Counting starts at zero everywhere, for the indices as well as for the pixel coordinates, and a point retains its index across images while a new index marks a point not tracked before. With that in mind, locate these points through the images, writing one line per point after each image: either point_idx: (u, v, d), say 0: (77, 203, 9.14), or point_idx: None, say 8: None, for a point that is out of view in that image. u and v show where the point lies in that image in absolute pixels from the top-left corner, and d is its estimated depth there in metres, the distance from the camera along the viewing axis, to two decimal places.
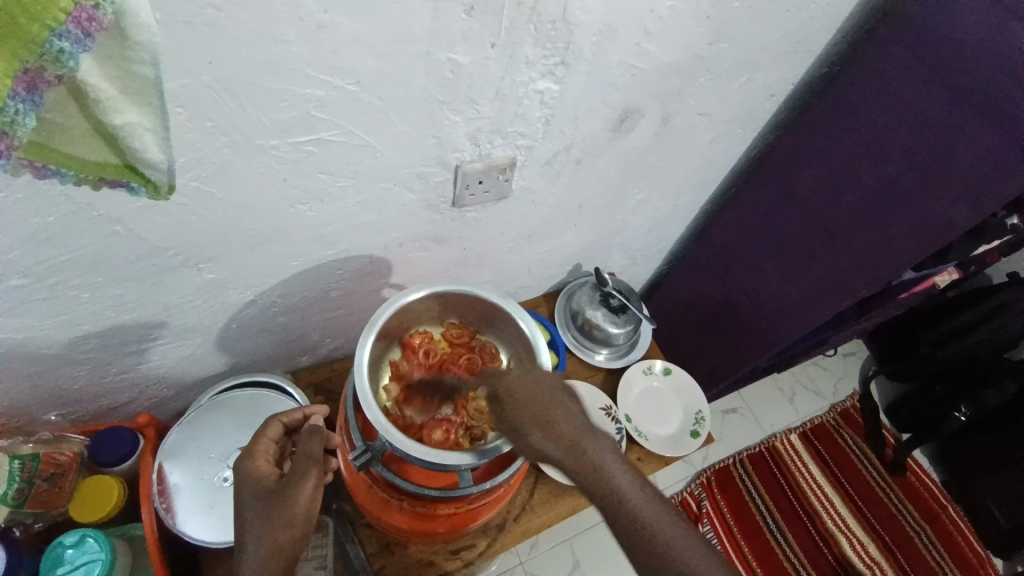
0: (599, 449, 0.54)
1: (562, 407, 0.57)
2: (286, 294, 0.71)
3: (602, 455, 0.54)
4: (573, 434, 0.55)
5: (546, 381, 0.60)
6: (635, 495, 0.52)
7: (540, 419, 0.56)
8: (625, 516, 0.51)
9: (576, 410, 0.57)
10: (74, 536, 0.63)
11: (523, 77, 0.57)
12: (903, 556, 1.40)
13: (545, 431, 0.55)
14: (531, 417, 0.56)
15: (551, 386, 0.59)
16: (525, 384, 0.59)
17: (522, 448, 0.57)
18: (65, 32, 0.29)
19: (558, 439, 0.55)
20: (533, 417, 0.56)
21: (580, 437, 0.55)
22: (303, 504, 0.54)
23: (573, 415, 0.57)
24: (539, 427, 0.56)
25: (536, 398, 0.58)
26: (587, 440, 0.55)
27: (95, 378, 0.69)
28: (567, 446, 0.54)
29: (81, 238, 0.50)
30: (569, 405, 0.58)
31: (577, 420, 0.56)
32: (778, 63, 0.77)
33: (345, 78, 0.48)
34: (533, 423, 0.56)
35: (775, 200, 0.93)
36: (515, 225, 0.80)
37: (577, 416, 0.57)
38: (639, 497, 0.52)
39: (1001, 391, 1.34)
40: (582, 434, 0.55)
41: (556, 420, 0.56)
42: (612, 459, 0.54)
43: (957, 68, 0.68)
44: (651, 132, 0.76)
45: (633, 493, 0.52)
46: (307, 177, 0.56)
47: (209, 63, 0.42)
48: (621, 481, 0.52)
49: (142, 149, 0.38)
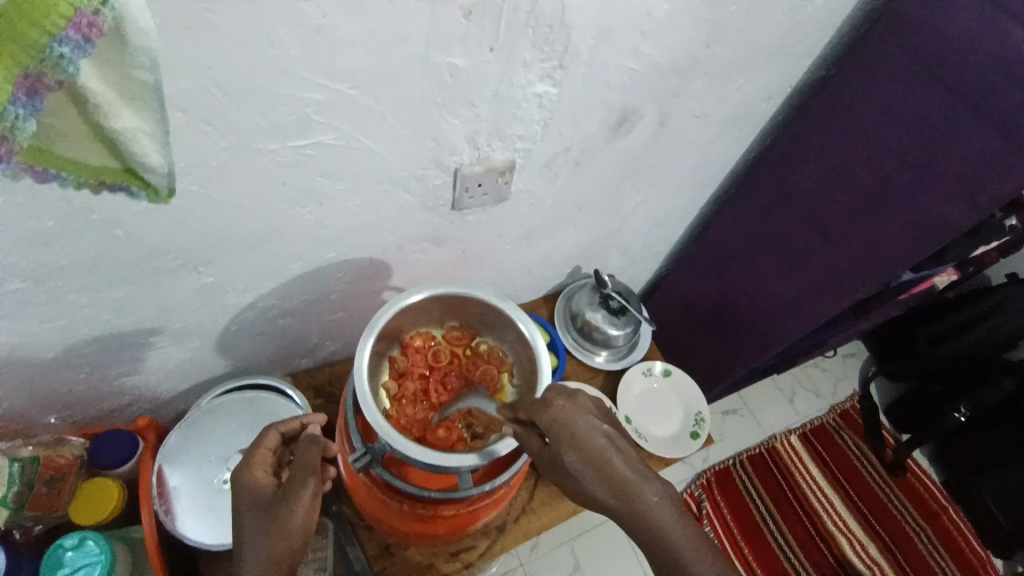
0: (650, 495, 0.54)
1: (613, 447, 0.56)
2: (285, 297, 0.71)
3: (654, 502, 0.54)
4: (624, 478, 0.55)
5: (592, 415, 0.57)
6: (686, 543, 0.53)
7: (591, 459, 0.55)
8: (673, 562, 0.53)
9: (628, 448, 0.57)
10: (74, 539, 0.63)
11: (520, 80, 0.57)
12: (903, 556, 1.40)
13: (596, 471, 0.55)
14: (582, 456, 0.55)
15: (598, 421, 0.57)
16: (574, 419, 0.56)
17: (569, 485, 0.57)
18: (65, 38, 0.29)
19: (610, 483, 0.55)
20: (584, 456, 0.55)
21: (633, 483, 0.55)
22: (300, 515, 0.54)
23: (625, 457, 0.56)
24: (591, 468, 0.55)
25: (586, 433, 0.56)
26: (640, 486, 0.55)
27: (95, 381, 0.69)
28: (619, 491, 0.54)
29: (81, 241, 0.51)
30: (619, 444, 0.57)
31: (629, 462, 0.56)
32: (775, 65, 0.77)
33: (343, 82, 0.48)
34: (585, 464, 0.55)
35: (773, 201, 0.93)
36: (513, 227, 0.80)
37: (628, 457, 0.56)
38: (689, 544, 0.53)
39: (999, 389, 1.36)
40: (634, 476, 0.55)
41: (607, 461, 0.55)
42: (664, 505, 0.54)
43: (950, 66, 0.69)
44: (649, 133, 0.76)
45: (684, 541, 0.53)
46: (306, 180, 0.56)
47: (207, 67, 0.42)
48: (672, 529, 0.53)
49: (142, 153, 0.38)
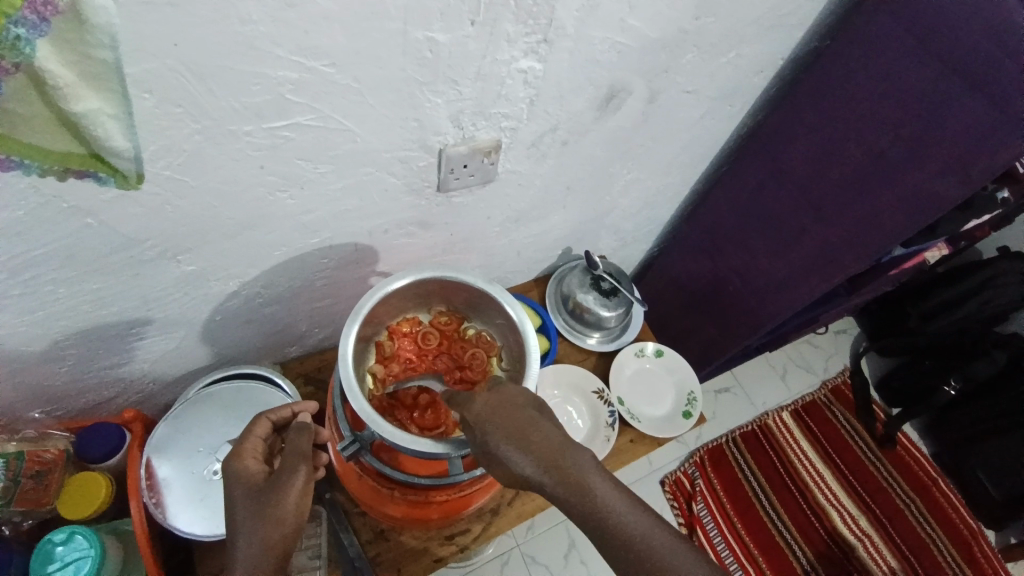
0: (577, 461, 0.52)
1: (537, 424, 0.55)
2: (270, 285, 0.70)
3: (583, 468, 0.52)
4: (550, 451, 0.53)
5: (521, 404, 0.57)
6: (618, 506, 0.50)
7: (518, 439, 0.53)
8: (607, 530, 0.49)
9: (552, 425, 0.55)
10: (64, 534, 0.62)
11: (504, 56, 0.55)
12: (892, 529, 1.42)
13: (521, 448, 0.53)
14: (507, 436, 0.54)
15: (523, 405, 0.56)
16: (501, 408, 0.56)
17: (502, 472, 0.54)
18: (21, 18, 0.30)
19: (538, 457, 0.52)
20: (507, 434, 0.54)
21: (559, 451, 0.52)
22: (293, 501, 0.53)
23: (548, 429, 0.54)
24: (517, 445, 0.53)
25: (512, 417, 0.55)
26: (567, 456, 0.52)
27: (77, 375, 0.68)
28: (548, 466, 0.52)
29: (52, 231, 0.49)
30: (546, 422, 0.55)
31: (554, 435, 0.54)
32: (764, 38, 0.75)
33: (318, 59, 0.46)
34: (511, 443, 0.53)
35: (763, 178, 0.92)
36: (503, 209, 0.78)
37: (553, 430, 0.54)
38: (619, 507, 0.50)
39: (990, 361, 1.36)
40: (563, 449, 0.53)
41: (532, 435, 0.53)
42: (593, 472, 0.51)
43: (946, 38, 0.67)
44: (639, 110, 0.75)
45: (617, 505, 0.50)
46: (284, 164, 0.54)
47: (173, 44, 0.40)
48: (605, 495, 0.50)
49: (107, 137, 0.39)
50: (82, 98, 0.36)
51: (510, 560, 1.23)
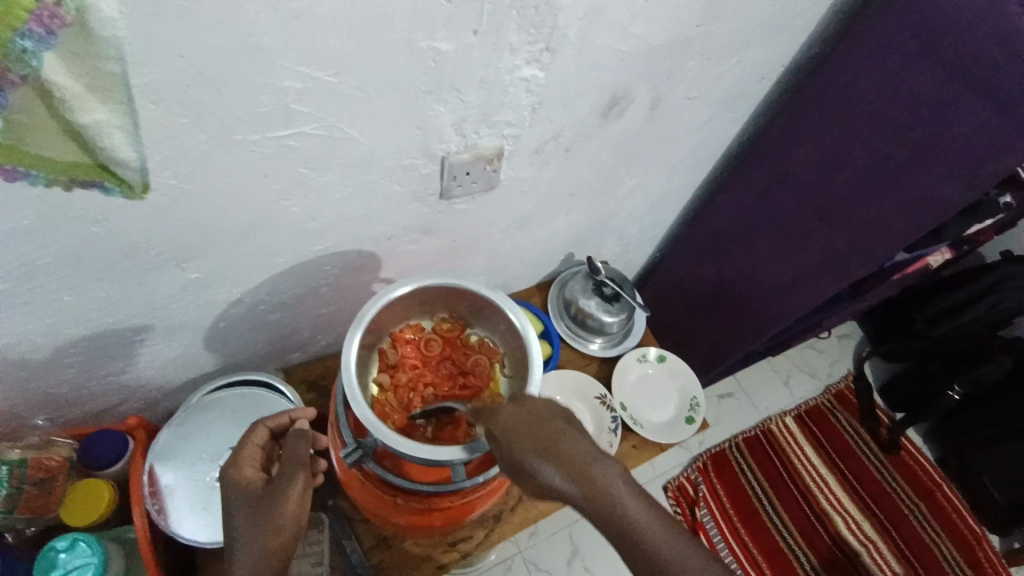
0: (608, 476, 0.52)
1: (566, 435, 0.55)
2: (274, 291, 0.70)
3: (614, 483, 0.52)
4: (580, 463, 0.53)
5: (548, 415, 0.56)
6: (648, 521, 0.51)
7: (547, 452, 0.53)
8: (640, 549, 0.50)
9: (581, 436, 0.55)
10: (66, 541, 0.62)
11: (508, 64, 0.55)
12: (897, 534, 1.41)
13: (552, 463, 0.52)
14: (536, 448, 0.53)
15: (549, 416, 0.56)
16: (528, 420, 0.56)
17: (531, 486, 0.54)
18: (28, 31, 0.30)
19: (568, 470, 0.52)
20: (536, 447, 0.53)
21: (590, 466, 0.53)
22: (291, 507, 0.54)
23: (577, 441, 0.54)
24: (547, 458, 0.53)
25: (539, 428, 0.55)
26: (597, 468, 0.52)
27: (82, 382, 0.68)
28: (578, 479, 0.52)
29: (60, 240, 0.49)
30: (573, 432, 0.55)
31: (583, 447, 0.54)
32: (766, 44, 0.75)
33: (323, 69, 0.47)
34: (540, 456, 0.53)
35: (767, 182, 0.92)
36: (506, 214, 0.78)
37: (582, 442, 0.54)
38: (649, 521, 0.51)
39: (997, 367, 1.35)
40: (591, 460, 0.53)
41: (561, 448, 0.53)
42: (624, 487, 0.52)
43: (949, 42, 0.67)
44: (642, 117, 0.75)
45: (646, 518, 0.51)
46: (289, 172, 0.54)
47: (179, 55, 0.40)
48: (634, 509, 0.51)
49: (114, 147, 0.40)
50: (91, 109, 0.36)
51: (513, 565, 1.23)
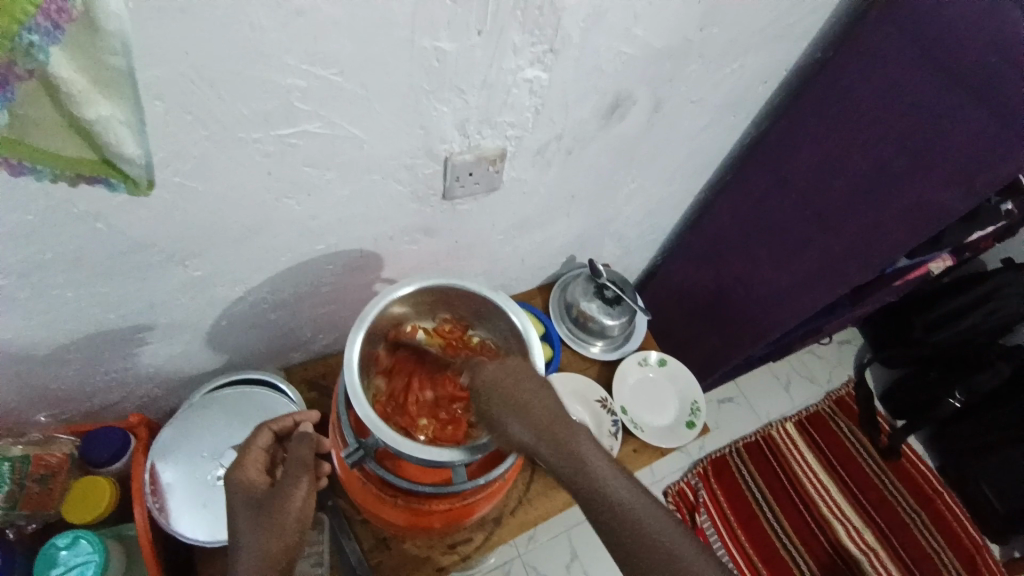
0: (569, 427, 0.57)
1: (533, 389, 0.59)
2: (276, 290, 0.70)
3: (574, 433, 0.57)
4: (546, 419, 0.57)
5: (524, 374, 0.60)
6: (607, 475, 0.55)
7: (517, 406, 0.57)
8: (596, 499, 0.54)
9: (548, 392, 0.59)
10: (67, 538, 0.62)
11: (511, 65, 0.56)
12: (897, 542, 1.41)
13: (517, 413, 0.57)
14: (508, 403, 0.58)
15: (524, 374, 0.60)
16: (502, 376, 0.60)
17: (501, 438, 0.58)
18: (35, 25, 0.31)
19: (535, 425, 0.57)
20: (508, 402, 0.58)
21: (552, 418, 0.57)
22: (295, 511, 0.54)
23: (544, 397, 0.58)
24: (516, 412, 0.57)
25: (512, 385, 0.59)
26: (561, 426, 0.57)
27: (83, 379, 0.68)
28: (542, 434, 0.56)
29: (62, 235, 0.49)
30: (544, 391, 0.59)
31: (551, 406, 0.58)
32: (768, 49, 0.76)
33: (327, 67, 0.47)
34: (511, 409, 0.57)
35: (767, 188, 0.92)
36: (508, 216, 0.79)
37: (551, 401, 0.59)
38: (607, 474, 0.55)
39: (994, 373, 1.35)
40: (558, 419, 0.57)
41: (527, 400, 0.58)
42: (585, 443, 0.56)
43: (948, 50, 0.67)
44: (643, 120, 0.75)
45: (604, 473, 0.55)
46: (291, 170, 0.54)
47: (184, 52, 0.41)
48: (594, 463, 0.55)
49: (118, 142, 0.40)
50: (97, 105, 0.37)
51: (512, 569, 1.22)
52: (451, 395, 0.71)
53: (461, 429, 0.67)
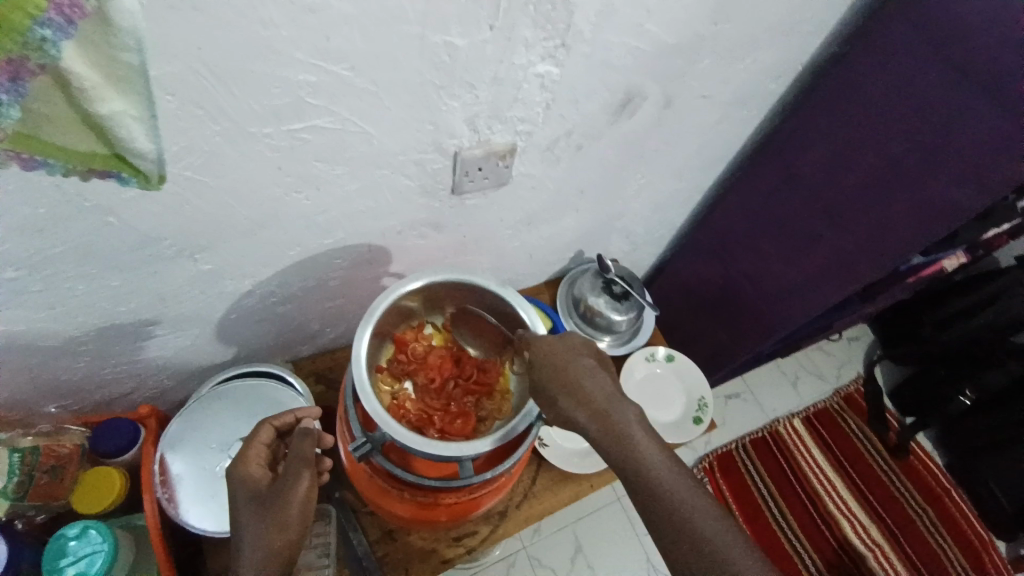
0: (622, 411, 0.56)
1: (588, 371, 0.59)
2: (284, 284, 0.70)
3: (627, 418, 0.56)
4: (598, 401, 0.57)
5: (580, 354, 0.60)
6: (657, 460, 0.54)
7: (568, 386, 0.58)
8: (641, 482, 0.53)
9: (603, 373, 0.59)
10: (77, 528, 0.63)
11: (521, 61, 0.55)
12: (904, 539, 1.40)
13: (573, 396, 0.57)
14: (560, 381, 0.58)
15: (578, 354, 0.60)
16: (558, 353, 0.60)
17: (552, 415, 0.58)
18: (47, 19, 0.31)
19: (587, 406, 0.56)
20: (561, 379, 0.58)
21: (607, 403, 0.57)
22: (297, 507, 0.54)
23: (598, 378, 0.58)
24: (568, 391, 0.57)
25: (567, 362, 0.59)
26: (613, 408, 0.56)
27: (94, 370, 0.69)
28: (595, 414, 0.56)
29: (73, 229, 0.50)
30: (597, 372, 0.59)
31: (604, 387, 0.58)
32: (782, 44, 0.75)
33: (337, 63, 0.47)
34: (563, 388, 0.57)
35: (777, 184, 0.91)
36: (516, 211, 0.78)
37: (604, 383, 0.58)
38: (658, 458, 0.54)
39: (1004, 371, 1.34)
40: (610, 401, 0.57)
41: (583, 382, 0.58)
42: (637, 427, 0.56)
43: (963, 46, 0.66)
44: (654, 115, 0.74)
45: (653, 457, 0.54)
46: (301, 165, 0.54)
47: (195, 48, 0.40)
48: (643, 447, 0.54)
49: (130, 138, 0.40)
50: (108, 99, 0.37)
51: (516, 562, 1.23)
52: (466, 387, 0.72)
53: (469, 425, 0.68)
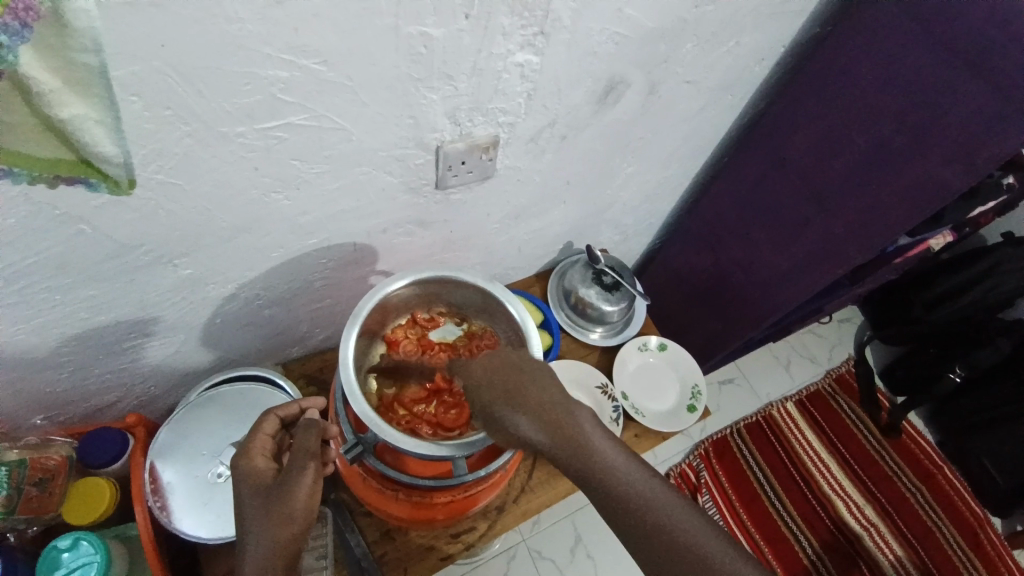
0: (573, 415, 0.55)
1: (531, 378, 0.57)
2: (269, 286, 0.69)
3: (579, 423, 0.54)
4: (548, 408, 0.55)
5: (528, 366, 0.58)
6: (614, 459, 0.53)
7: (515, 400, 0.55)
8: (602, 483, 0.52)
9: (548, 378, 0.57)
10: (68, 540, 0.62)
11: (500, 50, 0.54)
12: (898, 517, 1.42)
13: (520, 406, 0.55)
14: (506, 398, 0.56)
15: (523, 367, 0.58)
16: (502, 368, 0.58)
17: (501, 434, 0.56)
18: (5, 24, 0.32)
19: (537, 417, 0.54)
20: (505, 396, 0.56)
21: (557, 410, 0.55)
22: (302, 500, 0.53)
23: (544, 384, 0.57)
24: (513, 405, 0.55)
25: (511, 376, 0.57)
26: (564, 414, 0.55)
27: (77, 382, 0.67)
28: (547, 424, 0.54)
29: (46, 239, 0.48)
30: (542, 379, 0.57)
31: (551, 394, 0.56)
32: (764, 26, 0.74)
33: (309, 58, 0.45)
34: (508, 403, 0.55)
35: (765, 169, 0.91)
36: (503, 204, 0.77)
37: (550, 390, 0.56)
38: (615, 459, 0.53)
39: (994, 351, 1.34)
40: (560, 408, 0.55)
41: (528, 392, 0.56)
42: (590, 429, 0.54)
43: (948, 23, 0.66)
44: (638, 102, 0.73)
45: (613, 456, 0.53)
46: (278, 165, 0.53)
47: (160, 45, 0.39)
48: (599, 449, 0.53)
49: (95, 142, 0.41)
50: (68, 103, 0.38)
51: (517, 554, 1.23)
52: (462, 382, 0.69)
53: (463, 417, 0.67)
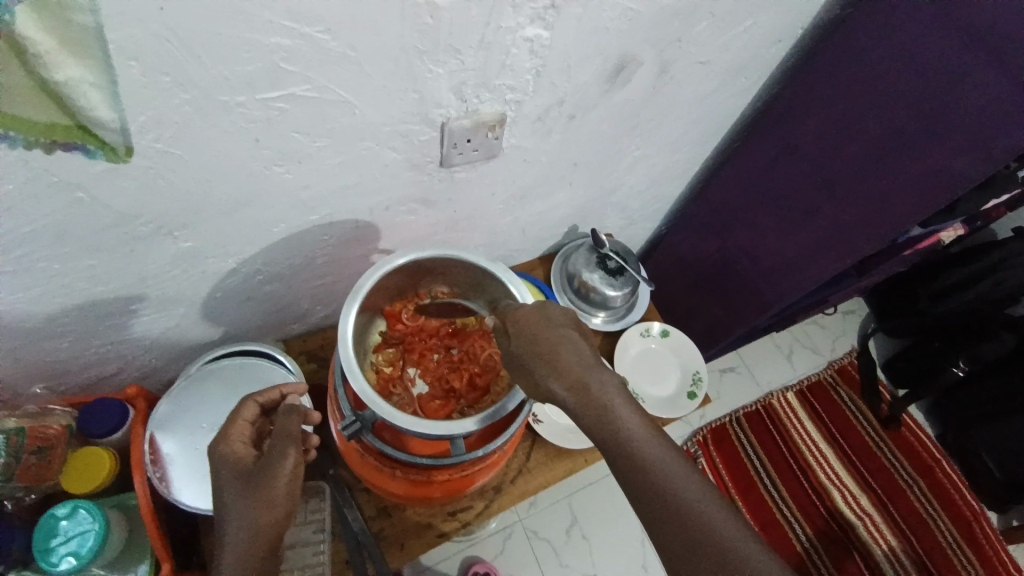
0: (603, 382, 0.54)
1: (565, 342, 0.56)
2: (270, 262, 0.69)
3: (607, 392, 0.53)
4: (578, 371, 0.54)
5: (563, 327, 0.57)
6: (637, 430, 0.52)
7: (548, 357, 0.55)
8: (624, 453, 0.51)
9: (580, 344, 0.56)
10: (66, 508, 0.63)
11: (509, 23, 0.52)
12: (894, 508, 1.42)
13: (552, 369, 0.54)
14: (539, 353, 0.55)
15: (558, 325, 0.57)
16: (538, 326, 0.57)
17: (529, 387, 0.56)
18: None
19: (565, 378, 0.54)
20: (539, 351, 0.55)
21: (586, 374, 0.54)
22: (283, 484, 0.53)
23: (578, 351, 0.55)
24: (546, 362, 0.54)
25: (547, 332, 0.56)
26: (592, 379, 0.54)
27: (77, 352, 0.67)
28: (574, 386, 0.53)
29: (44, 207, 0.48)
30: (577, 341, 0.56)
31: (583, 357, 0.55)
32: (781, 7, 0.72)
33: (312, 25, 0.44)
34: (541, 359, 0.55)
35: (775, 154, 0.89)
36: (508, 185, 0.76)
37: (582, 353, 0.55)
38: (637, 429, 0.52)
39: (1000, 344, 1.35)
40: (590, 370, 0.54)
41: (561, 355, 0.55)
42: (617, 397, 0.53)
43: (970, 8, 0.64)
44: (649, 83, 0.72)
45: (635, 427, 0.52)
46: (280, 138, 0.52)
47: (158, 9, 0.38)
48: (625, 419, 0.52)
49: (91, 107, 0.41)
50: (64, 66, 0.38)
51: (513, 535, 1.24)
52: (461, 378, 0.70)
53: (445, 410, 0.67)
